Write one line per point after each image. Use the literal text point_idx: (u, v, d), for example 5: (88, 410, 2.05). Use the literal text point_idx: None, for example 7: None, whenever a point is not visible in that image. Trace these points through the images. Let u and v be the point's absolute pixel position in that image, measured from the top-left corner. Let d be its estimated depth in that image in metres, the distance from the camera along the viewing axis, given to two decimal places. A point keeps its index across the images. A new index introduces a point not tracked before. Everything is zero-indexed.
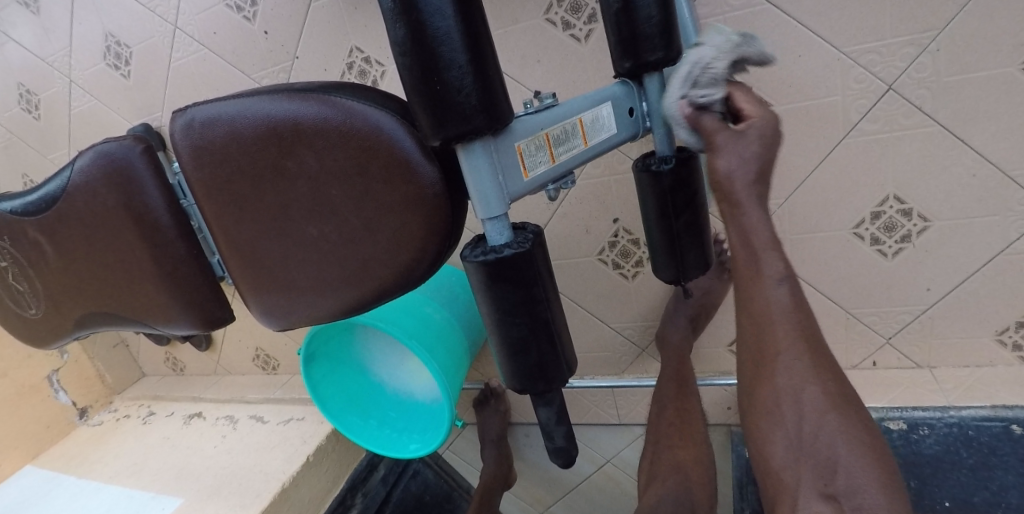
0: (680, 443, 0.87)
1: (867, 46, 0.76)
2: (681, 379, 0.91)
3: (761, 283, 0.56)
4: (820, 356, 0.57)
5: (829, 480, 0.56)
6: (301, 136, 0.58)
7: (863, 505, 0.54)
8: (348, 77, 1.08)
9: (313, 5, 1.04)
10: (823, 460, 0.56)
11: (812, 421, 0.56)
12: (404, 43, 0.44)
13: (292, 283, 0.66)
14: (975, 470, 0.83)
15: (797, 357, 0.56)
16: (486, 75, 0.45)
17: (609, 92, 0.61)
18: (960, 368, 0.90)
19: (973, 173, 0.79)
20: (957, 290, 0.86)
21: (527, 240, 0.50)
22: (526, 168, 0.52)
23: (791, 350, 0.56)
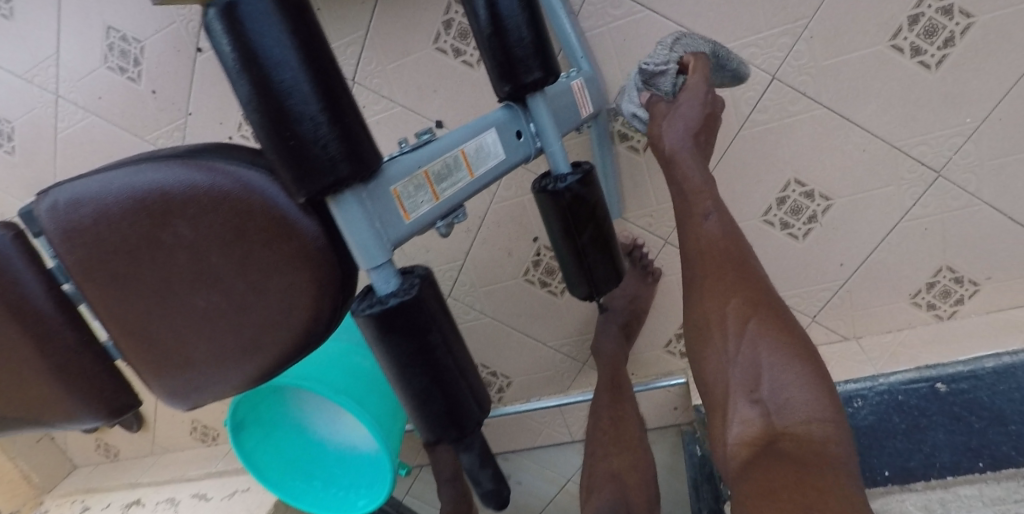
0: (615, 450, 0.86)
1: (747, 41, 0.78)
2: (616, 386, 0.91)
3: (698, 218, 0.65)
4: (748, 275, 0.62)
5: (754, 388, 0.58)
6: (170, 206, 0.54)
7: (789, 402, 0.56)
8: (246, 129, 1.04)
9: (199, 58, 1.01)
10: (749, 372, 0.59)
11: (739, 331, 0.60)
12: (249, 101, 0.42)
13: (191, 360, 0.62)
14: (908, 434, 0.85)
15: (728, 276, 0.63)
16: (346, 120, 0.44)
17: (490, 118, 0.60)
18: (884, 335, 0.93)
19: (862, 148, 0.83)
20: (868, 261, 0.89)
21: (414, 285, 0.48)
22: (406, 211, 0.50)
23: (722, 271, 0.63)
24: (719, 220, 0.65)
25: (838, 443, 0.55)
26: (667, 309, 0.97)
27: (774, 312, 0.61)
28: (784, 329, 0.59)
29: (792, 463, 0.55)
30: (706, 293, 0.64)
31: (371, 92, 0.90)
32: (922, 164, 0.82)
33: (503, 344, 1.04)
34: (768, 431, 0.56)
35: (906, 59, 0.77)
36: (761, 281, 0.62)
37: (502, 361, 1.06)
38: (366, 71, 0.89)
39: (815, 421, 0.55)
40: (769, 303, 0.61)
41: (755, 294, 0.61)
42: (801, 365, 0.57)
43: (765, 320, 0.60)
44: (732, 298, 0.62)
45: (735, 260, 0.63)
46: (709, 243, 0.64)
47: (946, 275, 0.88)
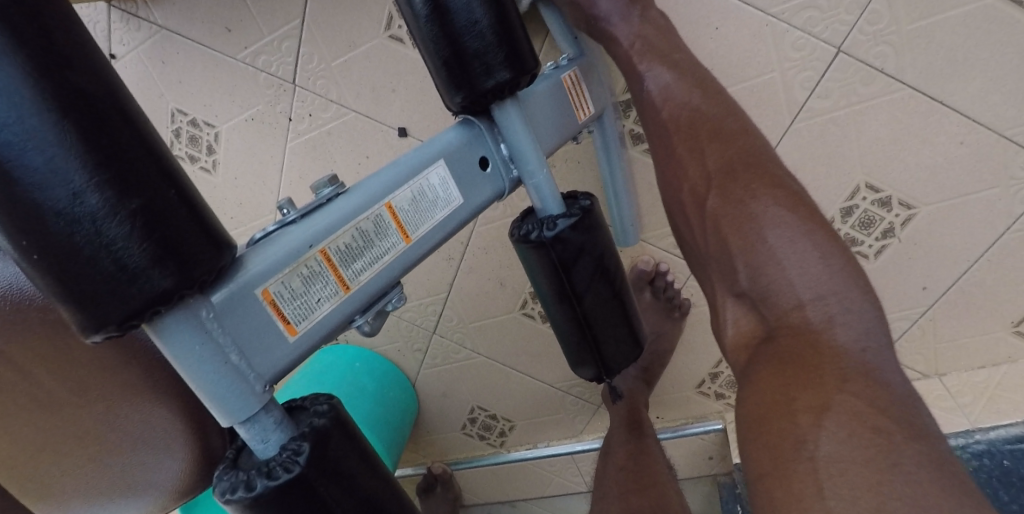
0: (634, 487, 0.67)
1: (801, 2, 0.56)
2: (636, 424, 0.73)
3: (638, 89, 0.54)
4: (702, 126, 0.51)
5: (735, 279, 0.48)
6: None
7: (775, 285, 0.45)
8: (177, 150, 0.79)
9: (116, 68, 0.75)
10: (725, 261, 0.48)
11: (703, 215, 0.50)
12: None
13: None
14: None
15: (687, 141, 0.51)
16: (150, 205, 0.25)
17: (438, 145, 0.40)
18: (975, 372, 0.75)
19: (959, 140, 0.61)
20: (959, 283, 0.69)
21: (303, 451, 0.29)
22: (290, 322, 0.32)
23: (683, 140, 0.52)
24: (663, 78, 0.53)
25: (848, 321, 0.42)
26: (699, 343, 0.78)
27: (745, 171, 0.49)
28: (764, 189, 0.47)
29: (784, 357, 0.42)
30: (663, 177, 0.54)
31: (316, 95, 0.71)
32: None
33: (501, 385, 0.87)
34: (763, 324, 0.46)
35: None
36: (725, 134, 0.51)
37: (502, 404, 0.89)
38: (306, 71, 0.70)
39: (815, 301, 0.43)
40: (741, 161, 0.49)
41: (716, 155, 0.50)
42: (784, 221, 0.45)
43: (730, 180, 0.48)
44: (686, 172, 0.51)
45: (690, 126, 0.51)
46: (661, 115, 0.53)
47: None
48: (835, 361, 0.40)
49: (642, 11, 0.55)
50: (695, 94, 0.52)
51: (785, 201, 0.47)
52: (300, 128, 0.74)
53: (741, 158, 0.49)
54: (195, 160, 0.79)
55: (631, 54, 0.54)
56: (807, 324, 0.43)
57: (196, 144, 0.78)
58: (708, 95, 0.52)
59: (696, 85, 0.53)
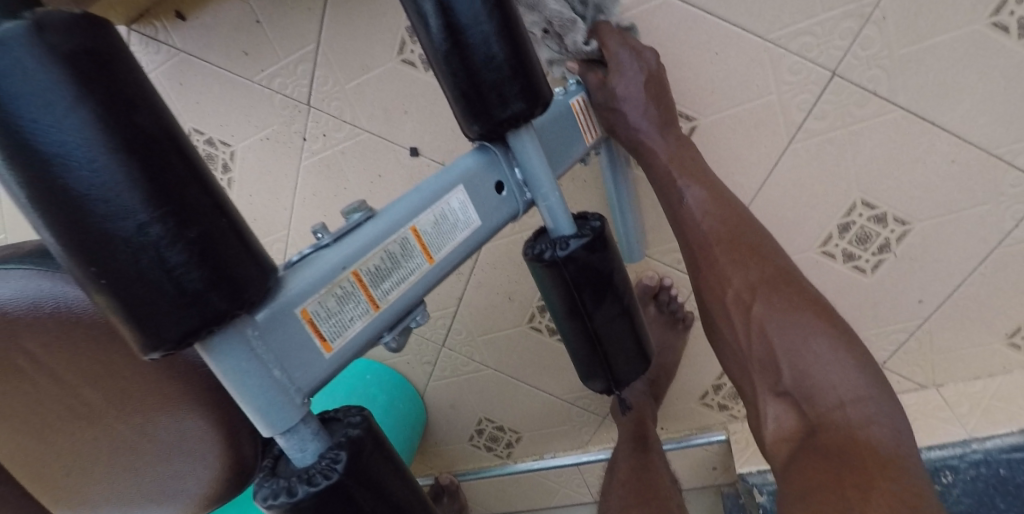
0: (634, 502, 0.66)
1: (798, 28, 0.59)
2: (642, 438, 0.74)
3: (674, 199, 0.58)
4: (745, 242, 0.55)
5: (777, 380, 0.52)
6: (1, 329, 0.37)
7: (816, 388, 0.49)
8: None
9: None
10: (768, 364, 0.52)
11: (744, 321, 0.54)
12: (28, 214, 0.25)
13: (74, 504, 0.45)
14: None
15: (728, 252, 0.55)
16: (205, 233, 0.28)
17: (458, 170, 0.43)
18: (972, 382, 0.76)
19: (950, 159, 0.64)
20: (953, 296, 0.72)
21: (339, 458, 0.31)
22: (326, 339, 0.34)
23: (730, 252, 0.55)
24: (698, 194, 0.57)
25: (878, 421, 0.47)
26: (703, 355, 0.80)
27: (786, 286, 0.53)
28: (802, 303, 0.52)
29: (828, 449, 0.47)
30: (701, 282, 0.58)
31: (331, 117, 0.74)
32: None
33: (509, 397, 0.88)
34: (805, 423, 0.50)
35: (1012, 42, 0.57)
36: (762, 251, 0.55)
37: (509, 415, 0.90)
38: (321, 93, 0.73)
39: (853, 402, 0.48)
40: (778, 275, 0.54)
41: (756, 271, 0.54)
42: (817, 331, 0.50)
43: (774, 296, 0.53)
44: (729, 281, 0.55)
45: (728, 239, 0.56)
46: (696, 229, 0.57)
47: None
48: (879, 458, 0.45)
49: (673, 132, 0.59)
50: (726, 211, 0.57)
51: (822, 316, 0.51)
52: (315, 148, 0.76)
53: (783, 283, 0.53)
54: None
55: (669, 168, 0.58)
56: (849, 422, 0.47)
57: (212, 163, 0.80)
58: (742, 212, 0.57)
59: (727, 203, 0.57)
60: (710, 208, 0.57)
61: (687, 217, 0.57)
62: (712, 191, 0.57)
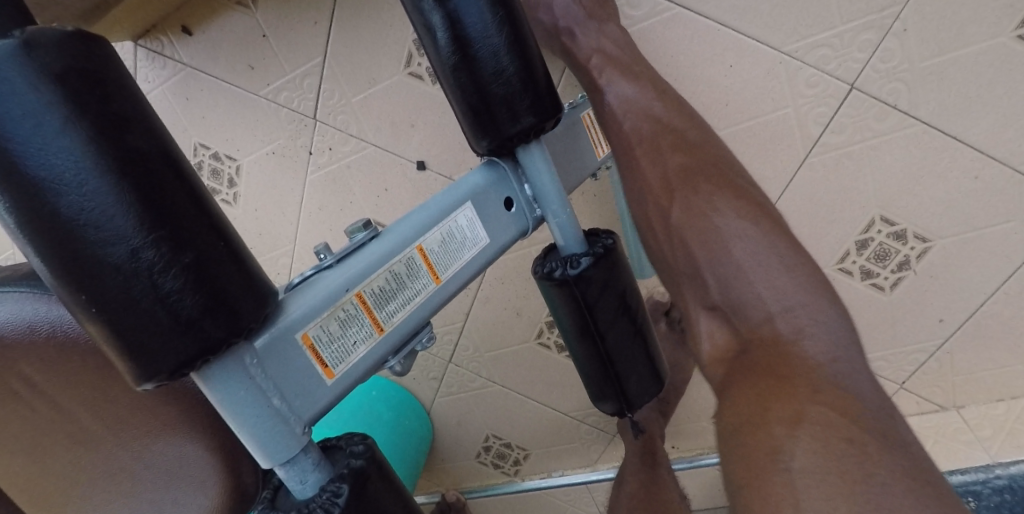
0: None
1: (815, 40, 0.57)
2: (651, 456, 0.71)
3: (598, 104, 0.54)
4: (675, 140, 0.52)
5: (706, 292, 0.48)
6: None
7: (747, 296, 0.46)
8: None
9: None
10: (698, 275, 0.48)
11: (665, 224, 0.50)
12: (19, 242, 0.24)
13: None
14: None
15: (659, 152, 0.51)
16: (201, 257, 0.26)
17: (466, 188, 0.41)
18: (994, 404, 0.74)
19: (973, 175, 0.62)
20: (976, 315, 0.69)
21: (340, 492, 0.30)
22: (327, 364, 0.32)
23: (654, 150, 0.51)
24: (625, 94, 0.54)
25: (815, 331, 0.44)
26: None
27: (706, 176, 0.50)
28: (727, 202, 0.48)
29: (765, 368, 0.43)
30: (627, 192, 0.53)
31: (337, 130, 0.73)
32: None
33: (516, 413, 0.87)
34: (738, 339, 0.46)
35: None
36: (690, 145, 0.51)
37: (517, 432, 0.89)
38: (327, 106, 0.72)
39: (786, 311, 0.45)
40: (701, 166, 0.51)
41: (679, 165, 0.50)
42: (751, 230, 0.47)
43: (689, 183, 0.50)
44: (651, 184, 0.51)
45: (655, 141, 0.52)
46: (621, 129, 0.53)
47: None
48: (811, 374, 0.41)
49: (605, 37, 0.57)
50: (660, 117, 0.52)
51: (753, 212, 0.49)
52: (321, 161, 0.75)
53: (711, 176, 0.50)
54: (216, 192, 0.81)
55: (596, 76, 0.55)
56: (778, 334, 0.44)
57: (218, 178, 0.80)
58: (674, 107, 0.54)
59: (655, 100, 0.54)
60: (637, 108, 0.53)
61: (613, 121, 0.53)
62: (645, 99, 0.53)
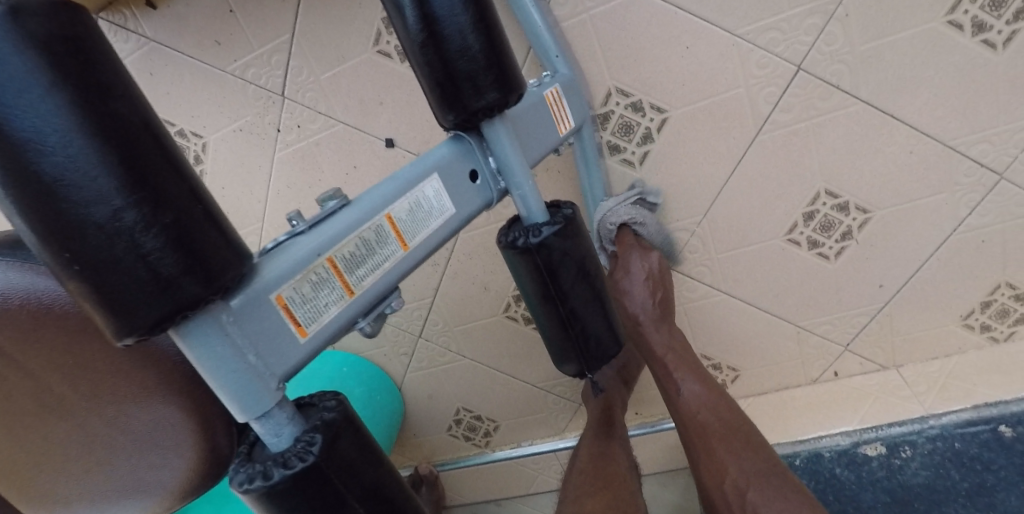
0: (589, 490, 0.67)
1: (765, 24, 0.61)
2: (607, 422, 0.75)
3: (672, 390, 0.66)
4: (750, 446, 0.61)
5: None
6: None
7: None
8: None
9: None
10: None
11: (739, 500, 0.59)
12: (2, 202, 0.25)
13: (45, 497, 0.45)
14: (972, 497, 0.74)
15: (734, 462, 0.60)
16: (180, 219, 0.28)
17: (432, 160, 0.43)
18: (928, 362, 0.80)
19: (909, 149, 0.66)
20: (911, 281, 0.75)
21: (315, 442, 0.32)
22: (300, 325, 0.34)
23: (726, 441, 0.62)
24: (695, 388, 0.65)
25: None
26: None
27: (780, 478, 0.59)
28: (753, 455, 0.60)
29: None
30: (706, 487, 0.63)
31: (305, 108, 0.73)
32: (981, 166, 0.67)
33: (486, 386, 0.89)
34: None
35: (967, 40, 0.60)
36: (753, 442, 0.62)
37: (487, 405, 0.91)
38: (295, 84, 0.72)
39: None
40: (769, 469, 0.59)
41: (750, 466, 0.60)
42: None
43: (765, 488, 0.58)
44: (725, 467, 0.61)
45: (721, 430, 0.63)
46: (692, 412, 0.65)
47: (1004, 293, 0.74)
48: None
49: (669, 325, 0.69)
50: (724, 417, 0.63)
51: None
52: (288, 139, 0.76)
53: (768, 459, 0.61)
54: None
55: (667, 362, 0.67)
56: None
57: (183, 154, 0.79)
58: (731, 411, 0.64)
59: (722, 406, 0.64)
60: (703, 400, 0.65)
61: (682, 403, 0.65)
62: (712, 396, 0.65)
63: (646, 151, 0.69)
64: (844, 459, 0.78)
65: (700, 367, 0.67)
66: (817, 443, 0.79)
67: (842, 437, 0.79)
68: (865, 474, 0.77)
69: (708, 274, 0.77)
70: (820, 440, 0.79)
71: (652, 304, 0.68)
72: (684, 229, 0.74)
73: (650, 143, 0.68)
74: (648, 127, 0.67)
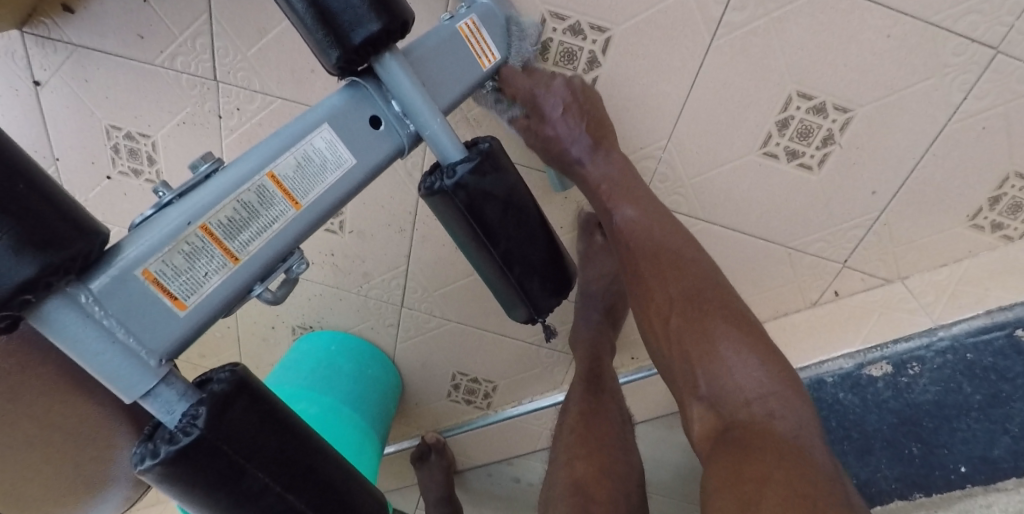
0: (581, 452, 0.68)
1: None
2: (595, 375, 0.74)
3: (608, 219, 0.61)
4: (676, 266, 0.58)
5: (696, 383, 0.56)
6: None
7: (731, 383, 0.53)
8: (121, 166, 0.79)
9: (41, 94, 0.73)
10: (683, 362, 0.57)
11: (664, 328, 0.58)
12: None
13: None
14: (985, 409, 0.71)
15: (666, 282, 0.58)
16: (0, 196, 0.26)
17: (323, 110, 0.40)
18: (937, 270, 0.73)
19: (885, 34, 0.59)
20: (907, 184, 0.68)
21: (200, 414, 0.31)
22: (177, 297, 0.32)
23: (655, 263, 0.59)
24: (629, 213, 0.60)
25: (736, 368, 0.53)
26: None
27: (710, 298, 0.57)
28: (681, 280, 0.58)
29: (741, 455, 0.49)
30: (632, 305, 0.62)
31: (240, 89, 0.71)
32: (971, 41, 0.58)
33: (475, 348, 0.88)
34: (722, 419, 0.53)
35: None
36: (683, 264, 0.58)
37: (481, 367, 0.90)
38: (225, 64, 0.69)
39: (762, 400, 0.52)
40: (700, 289, 0.57)
41: (677, 286, 0.58)
42: (734, 339, 0.54)
43: (691, 311, 0.57)
44: (652, 294, 0.59)
45: (650, 253, 0.59)
46: (628, 236, 0.60)
47: (1014, 185, 0.66)
48: (786, 449, 0.48)
49: (605, 149, 0.62)
50: (659, 231, 0.60)
51: (750, 338, 0.55)
52: (232, 124, 0.74)
53: (704, 275, 0.58)
54: (140, 173, 0.79)
55: (603, 191, 0.61)
56: (754, 420, 0.51)
57: (137, 157, 0.78)
58: (669, 228, 0.60)
59: (658, 219, 0.60)
60: (640, 224, 0.60)
61: (620, 230, 0.61)
62: (647, 211, 0.61)
63: (594, 78, 0.64)
64: (848, 383, 0.75)
65: (637, 186, 0.62)
66: (819, 369, 0.76)
67: (847, 359, 0.75)
68: (870, 396, 0.75)
69: (683, 204, 0.72)
70: (822, 365, 0.76)
71: (585, 130, 0.60)
72: (650, 158, 0.69)
73: (598, 68, 0.63)
74: (592, 51, 0.62)
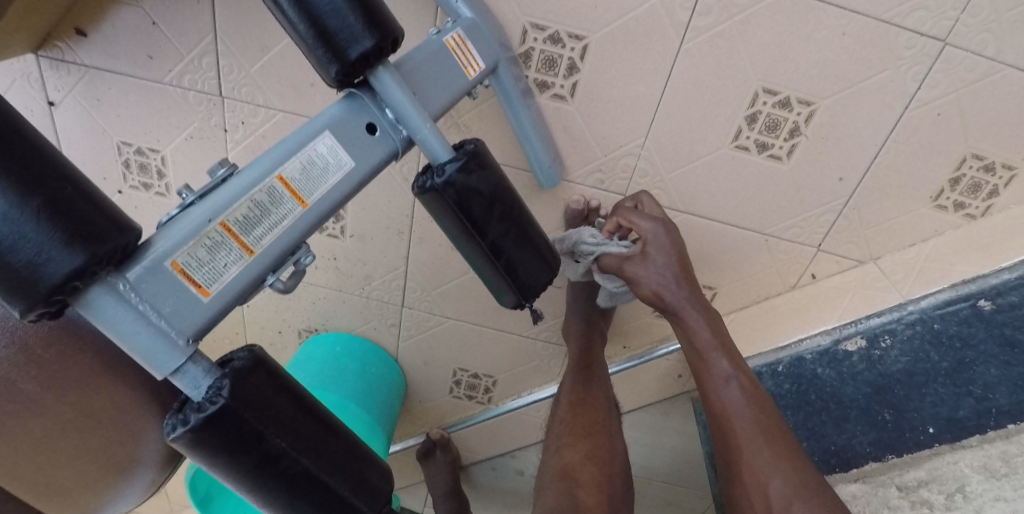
0: (570, 441, 0.72)
1: None
2: (586, 364, 0.79)
3: (713, 375, 0.67)
4: (785, 447, 0.64)
5: None
6: None
7: None
8: (132, 180, 0.84)
9: (56, 114, 0.78)
10: None
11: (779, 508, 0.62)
12: None
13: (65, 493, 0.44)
14: (952, 375, 0.73)
15: (779, 464, 0.63)
16: (52, 198, 0.30)
17: (324, 119, 0.44)
18: (907, 250, 0.79)
19: (841, 32, 0.63)
20: (872, 170, 0.73)
21: (224, 386, 0.35)
22: (201, 285, 0.37)
23: (768, 439, 0.64)
24: (740, 381, 0.67)
25: None
26: None
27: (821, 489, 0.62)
28: (792, 462, 0.63)
29: None
30: (736, 480, 0.66)
31: (245, 104, 0.76)
32: (921, 35, 0.63)
33: (474, 343, 0.92)
34: None
35: None
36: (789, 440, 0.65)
37: (480, 361, 0.94)
38: (230, 81, 0.74)
39: None
40: (810, 478, 0.63)
41: (790, 469, 0.63)
42: None
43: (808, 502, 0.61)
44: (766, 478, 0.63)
45: (762, 428, 0.65)
46: (737, 408, 0.66)
47: (972, 165, 0.71)
48: None
49: (695, 297, 0.69)
50: (762, 409, 0.66)
51: None
52: (237, 137, 0.79)
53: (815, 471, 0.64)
54: (150, 186, 0.84)
55: (707, 348, 0.68)
56: None
57: (147, 172, 0.83)
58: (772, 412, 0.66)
59: (761, 398, 0.67)
60: (747, 390, 0.67)
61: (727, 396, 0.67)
62: (752, 386, 0.67)
63: (575, 82, 0.69)
64: (825, 358, 0.79)
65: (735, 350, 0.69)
66: (798, 347, 0.81)
67: (824, 336, 0.80)
68: (846, 371, 0.79)
69: (664, 196, 0.77)
70: (801, 343, 0.81)
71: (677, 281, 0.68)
72: (630, 155, 0.74)
73: (578, 73, 0.68)
74: (571, 58, 0.67)
